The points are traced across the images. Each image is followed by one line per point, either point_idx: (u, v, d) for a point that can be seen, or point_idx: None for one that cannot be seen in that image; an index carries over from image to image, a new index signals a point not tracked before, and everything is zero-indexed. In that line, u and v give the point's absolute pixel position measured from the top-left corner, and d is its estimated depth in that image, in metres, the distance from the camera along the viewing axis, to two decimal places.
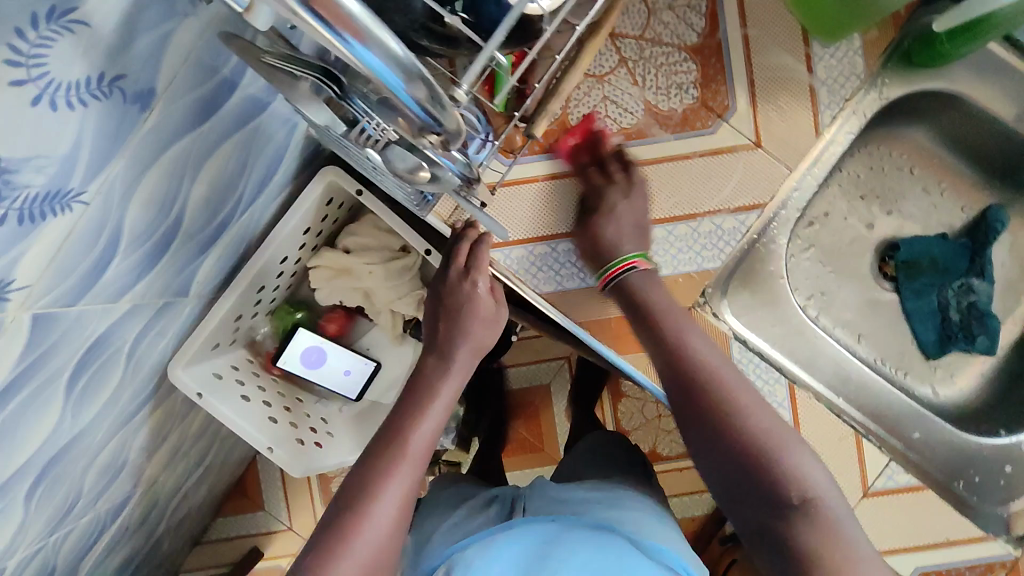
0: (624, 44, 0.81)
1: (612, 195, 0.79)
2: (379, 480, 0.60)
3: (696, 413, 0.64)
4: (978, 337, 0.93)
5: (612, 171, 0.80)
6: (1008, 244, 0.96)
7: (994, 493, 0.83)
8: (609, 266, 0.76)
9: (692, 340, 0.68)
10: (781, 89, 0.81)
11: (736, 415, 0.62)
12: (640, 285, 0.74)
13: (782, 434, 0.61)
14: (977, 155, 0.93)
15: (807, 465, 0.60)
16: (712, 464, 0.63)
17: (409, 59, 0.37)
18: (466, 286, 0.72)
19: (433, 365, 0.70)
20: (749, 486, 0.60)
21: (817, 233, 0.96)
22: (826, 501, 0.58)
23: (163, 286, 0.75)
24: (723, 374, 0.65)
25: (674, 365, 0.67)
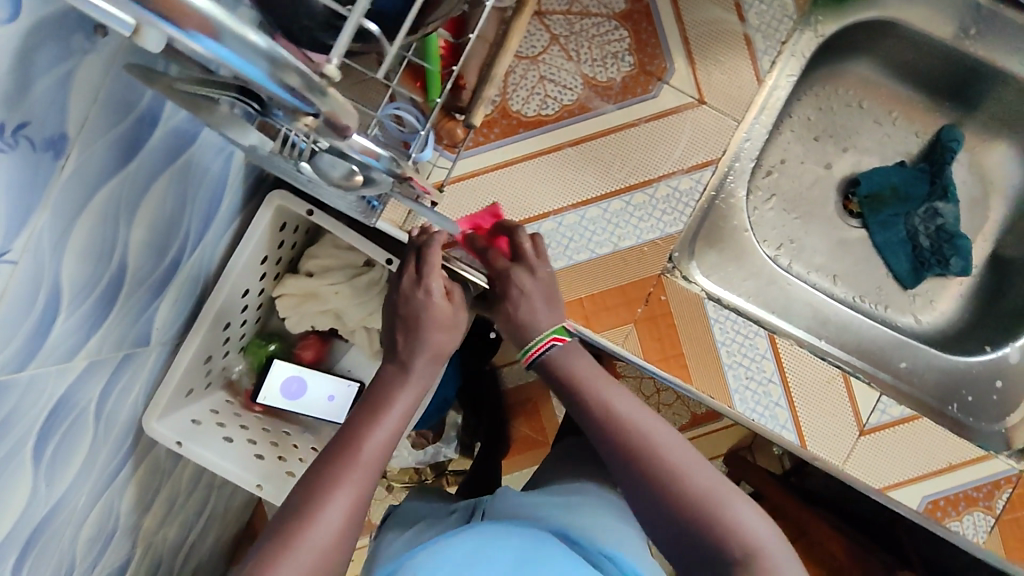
0: (553, 22, 0.80)
1: (519, 273, 0.72)
2: (326, 490, 0.58)
3: (634, 480, 0.60)
4: (952, 260, 0.92)
5: (519, 248, 0.73)
6: (966, 163, 0.96)
7: (989, 410, 0.83)
8: (528, 347, 0.70)
9: (619, 403, 0.64)
10: (717, 42, 0.80)
11: (674, 479, 0.59)
12: (556, 353, 0.69)
13: (722, 491, 0.58)
14: (922, 79, 0.93)
15: (749, 519, 0.57)
16: (659, 531, 0.59)
17: (276, 51, 0.29)
18: (420, 294, 0.70)
19: (393, 374, 0.69)
20: (694, 553, 0.57)
21: (777, 181, 0.96)
22: (773, 554, 0.55)
23: (120, 338, 0.72)
24: (657, 440, 0.61)
25: (604, 433, 0.63)
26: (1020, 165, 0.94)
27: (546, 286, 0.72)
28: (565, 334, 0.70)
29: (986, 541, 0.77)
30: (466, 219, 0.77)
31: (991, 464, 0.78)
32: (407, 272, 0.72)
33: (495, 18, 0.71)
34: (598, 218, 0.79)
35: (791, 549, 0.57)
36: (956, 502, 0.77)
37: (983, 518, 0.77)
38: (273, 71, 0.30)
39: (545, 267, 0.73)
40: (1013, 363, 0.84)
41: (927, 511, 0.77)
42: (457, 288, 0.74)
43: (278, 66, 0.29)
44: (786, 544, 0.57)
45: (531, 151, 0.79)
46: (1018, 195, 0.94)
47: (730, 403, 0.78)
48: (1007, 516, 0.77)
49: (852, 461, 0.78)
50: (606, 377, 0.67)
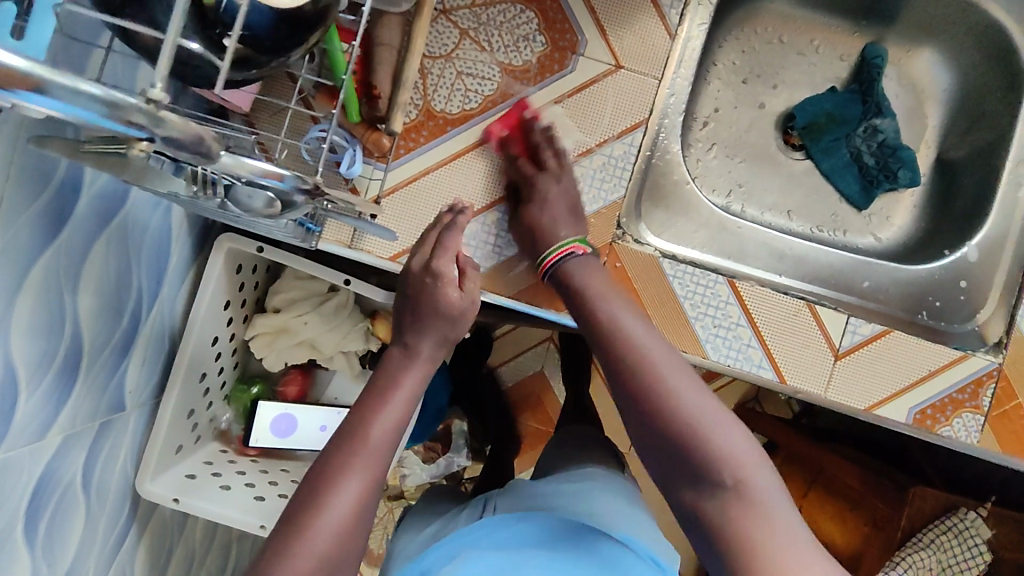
0: (459, 17, 0.80)
1: (544, 182, 0.78)
2: (336, 476, 0.58)
3: (629, 397, 0.60)
4: (899, 172, 0.93)
5: (544, 162, 0.79)
6: (895, 76, 0.96)
7: (959, 310, 0.83)
8: (546, 253, 0.74)
9: (625, 320, 0.65)
10: (621, 5, 0.80)
11: (665, 398, 0.58)
12: (576, 271, 0.72)
13: (711, 417, 0.57)
14: (835, 2, 0.93)
15: (735, 443, 0.56)
16: (651, 451, 0.59)
17: (114, 95, 0.29)
18: (428, 278, 0.70)
19: (398, 356, 0.69)
20: (681, 468, 0.57)
21: (714, 131, 0.96)
22: (755, 478, 0.54)
23: (93, 408, 0.73)
24: (653, 357, 0.61)
25: (605, 348, 0.64)
26: (946, 67, 0.93)
27: (567, 195, 0.79)
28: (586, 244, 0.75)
29: (979, 440, 0.79)
30: (495, 122, 0.80)
31: (971, 363, 0.80)
32: (419, 257, 0.73)
33: (396, 24, 0.71)
34: None
35: (778, 476, 0.56)
36: (943, 408, 0.79)
37: (973, 418, 0.79)
38: (115, 115, 0.29)
39: (568, 176, 0.80)
40: (973, 261, 0.84)
41: (916, 421, 0.79)
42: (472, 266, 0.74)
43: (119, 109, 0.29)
44: (774, 473, 0.56)
45: (462, 146, 0.80)
46: (950, 98, 0.94)
47: (702, 353, 0.79)
48: (995, 412, 0.79)
49: (832, 387, 0.79)
50: (619, 299, 0.68)
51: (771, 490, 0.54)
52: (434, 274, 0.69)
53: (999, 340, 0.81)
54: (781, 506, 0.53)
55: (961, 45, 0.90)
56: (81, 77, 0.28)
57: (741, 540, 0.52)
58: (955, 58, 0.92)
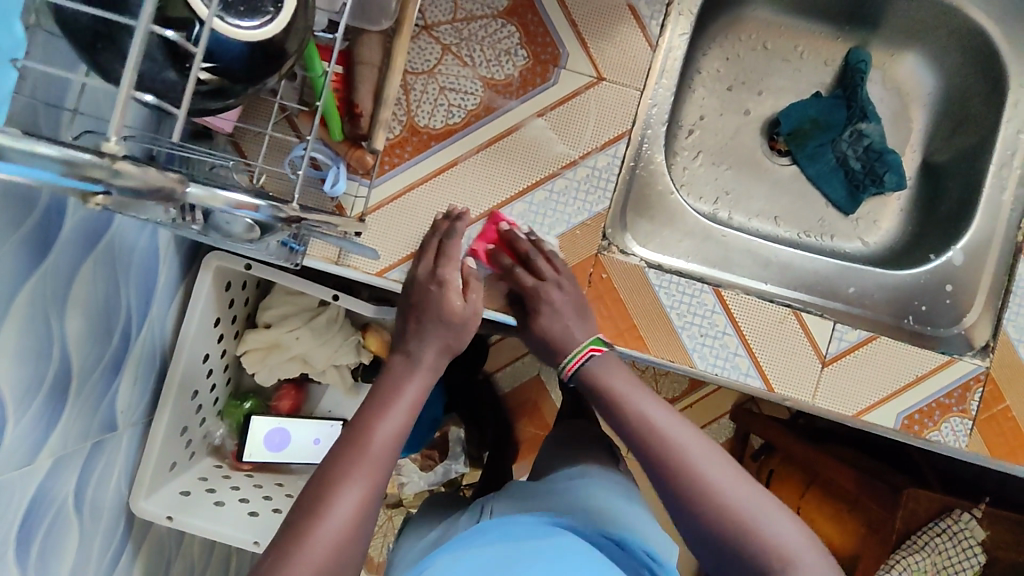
0: (441, 33, 0.80)
1: (547, 289, 0.75)
2: (337, 484, 0.56)
3: (674, 499, 0.59)
4: (885, 176, 0.92)
5: (538, 270, 0.75)
6: (880, 80, 0.95)
7: (946, 313, 0.83)
8: (564, 361, 0.72)
9: (654, 414, 0.64)
10: (601, 18, 0.80)
11: (712, 498, 0.57)
12: (597, 367, 0.69)
13: (755, 505, 0.57)
14: (818, 8, 0.93)
15: (784, 531, 0.56)
16: (703, 552, 0.58)
17: (71, 154, 0.29)
18: (434, 286, 0.71)
19: (400, 365, 0.68)
20: (735, 564, 0.56)
21: (700, 138, 0.96)
22: (805, 561, 0.55)
23: (84, 430, 0.73)
24: (689, 451, 0.60)
25: (641, 449, 0.63)
26: (930, 70, 0.93)
27: (573, 295, 0.76)
28: (601, 343, 0.72)
29: (967, 444, 0.79)
30: (475, 243, 0.79)
31: (957, 367, 0.80)
32: (423, 266, 0.73)
33: (376, 42, 0.71)
34: (525, 212, 0.80)
35: (833, 561, 0.56)
36: (930, 413, 0.79)
37: (961, 422, 0.79)
38: (74, 173, 0.30)
39: (567, 278, 0.77)
40: (959, 265, 0.83)
41: (905, 427, 0.79)
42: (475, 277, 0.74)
43: (77, 168, 0.29)
44: (828, 559, 0.56)
45: (446, 160, 0.80)
46: (935, 101, 0.94)
47: (690, 362, 0.79)
48: (983, 415, 0.79)
49: (820, 393, 0.79)
50: (647, 392, 0.66)
51: (822, 570, 0.54)
52: (438, 280, 0.70)
53: (986, 344, 0.81)
54: None
55: (944, 48, 0.90)
56: (37, 139, 0.28)
57: None
58: (939, 61, 0.91)
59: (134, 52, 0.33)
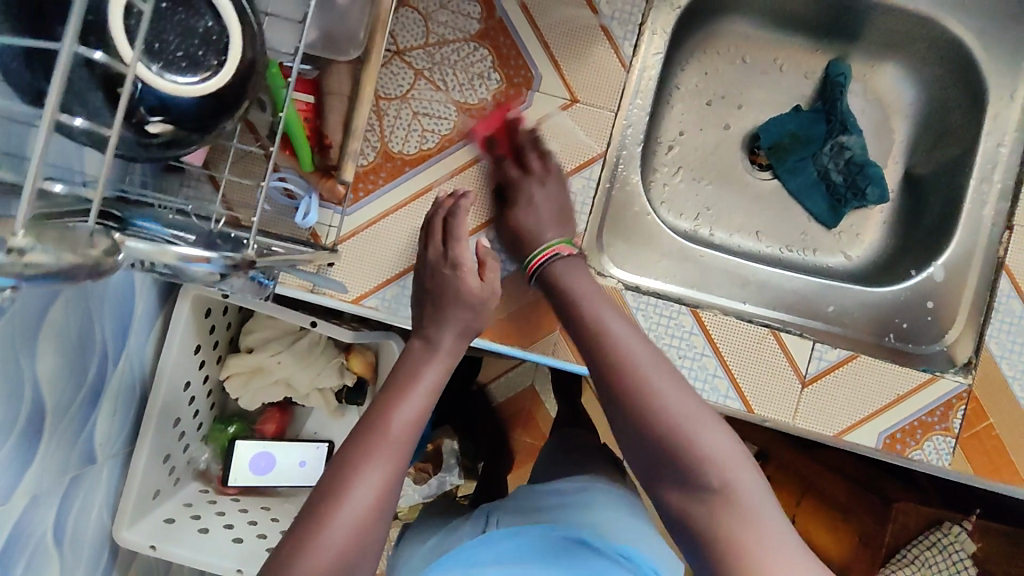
0: (414, 57, 0.79)
1: (529, 185, 0.78)
2: (357, 464, 0.58)
3: (611, 397, 0.60)
4: (868, 189, 0.91)
5: (528, 165, 0.79)
6: (861, 92, 0.94)
7: (928, 330, 0.83)
8: (531, 257, 0.76)
9: (610, 324, 0.65)
10: (573, 39, 0.79)
11: (649, 400, 0.57)
12: (560, 275, 0.72)
13: (695, 416, 0.57)
14: (796, 22, 0.91)
15: (718, 444, 0.55)
16: (639, 458, 0.58)
17: None
18: (448, 269, 0.73)
19: (419, 351, 0.69)
20: (663, 467, 0.56)
21: (680, 154, 0.95)
22: (736, 477, 0.53)
23: (62, 465, 0.73)
24: (635, 356, 0.61)
25: (591, 349, 0.64)
26: (910, 83, 0.92)
27: (553, 198, 0.79)
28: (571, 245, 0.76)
29: (951, 462, 0.78)
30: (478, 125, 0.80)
31: (940, 385, 0.79)
32: (433, 246, 0.75)
33: (346, 71, 0.71)
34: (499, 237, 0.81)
35: (765, 479, 0.55)
36: (912, 431, 0.79)
37: (944, 440, 0.79)
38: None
39: (556, 180, 0.80)
40: (940, 281, 0.83)
41: (887, 446, 0.79)
42: (490, 259, 0.77)
43: None
44: (761, 476, 0.55)
45: (422, 186, 0.80)
46: (917, 113, 0.93)
47: None
48: (966, 434, 0.78)
49: (801, 414, 0.79)
50: (606, 304, 0.68)
51: (754, 492, 0.53)
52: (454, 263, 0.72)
53: (968, 360, 0.80)
54: (769, 510, 0.52)
55: (924, 60, 0.89)
56: None
57: (719, 539, 0.51)
58: (918, 74, 0.90)
59: (43, 129, 0.30)
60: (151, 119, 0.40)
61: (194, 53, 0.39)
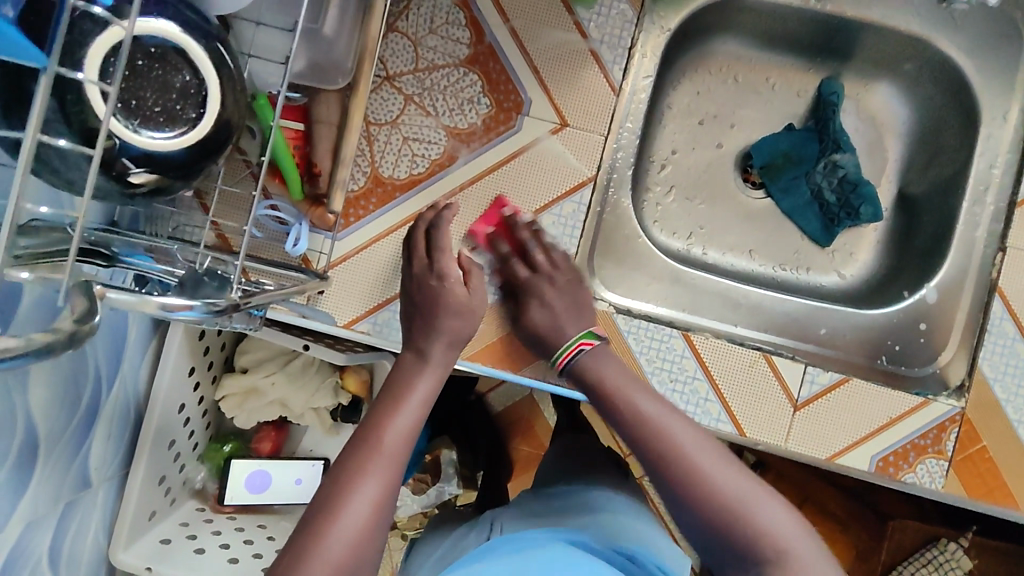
0: (404, 83, 0.79)
1: (539, 284, 0.76)
2: (353, 479, 0.58)
3: (666, 484, 0.60)
4: (861, 208, 0.91)
5: (534, 262, 0.77)
6: (853, 110, 0.93)
7: (921, 353, 0.82)
8: (556, 355, 0.73)
9: (646, 406, 0.64)
10: (562, 64, 0.79)
11: (699, 483, 0.59)
12: (587, 363, 0.70)
13: (750, 494, 0.58)
14: (787, 41, 0.91)
15: (778, 520, 0.57)
16: (695, 537, 0.60)
17: None
18: (433, 280, 0.73)
19: (412, 362, 0.70)
20: (727, 550, 0.58)
21: (673, 174, 0.95)
22: (798, 549, 0.56)
23: (57, 491, 0.73)
24: (682, 439, 0.61)
25: (629, 432, 0.64)
26: (903, 102, 0.91)
27: (568, 293, 0.76)
28: (592, 338, 0.73)
29: (944, 484, 0.78)
30: (476, 225, 0.80)
31: (932, 409, 0.79)
32: (417, 257, 0.75)
33: (334, 101, 0.71)
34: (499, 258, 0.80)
35: (816, 539, 0.58)
36: (905, 454, 0.78)
37: (937, 463, 0.78)
38: None
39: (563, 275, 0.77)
40: (933, 303, 0.82)
41: (879, 469, 0.79)
42: (474, 267, 0.78)
43: None
44: (812, 538, 0.58)
45: (412, 211, 0.80)
46: (910, 131, 0.92)
47: None
48: (959, 457, 0.78)
49: (793, 437, 0.79)
50: (636, 384, 0.67)
51: (813, 558, 0.56)
52: (438, 274, 0.73)
53: (961, 384, 0.80)
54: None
55: (917, 79, 0.88)
56: None
57: None
58: (911, 93, 0.90)
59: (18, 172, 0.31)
60: (134, 170, 0.40)
61: (172, 107, 0.40)
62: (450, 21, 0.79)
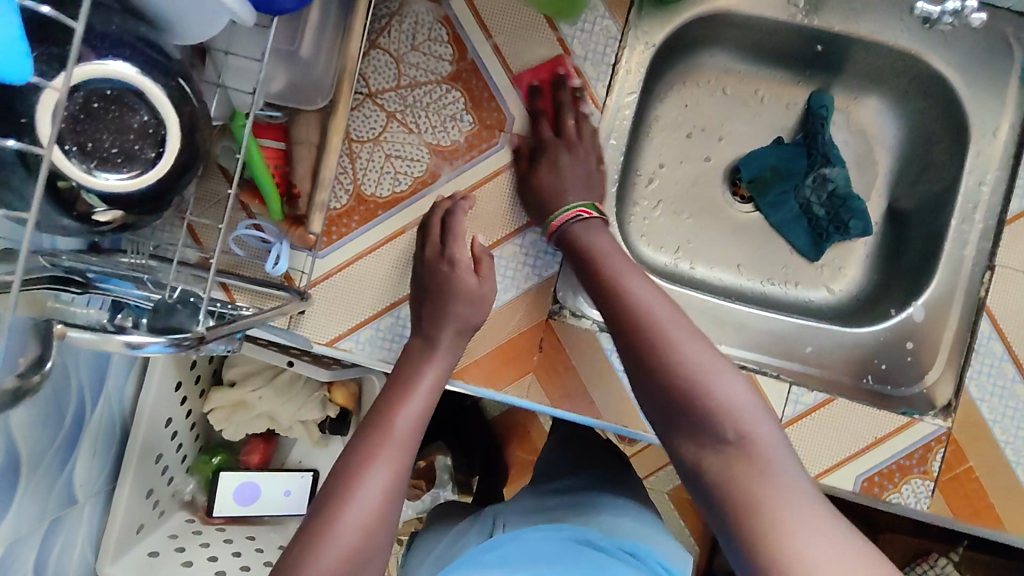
0: (386, 100, 0.78)
1: (557, 149, 0.79)
2: (365, 461, 0.62)
3: (632, 350, 0.63)
4: (850, 223, 0.90)
5: (563, 125, 0.79)
6: (843, 123, 0.93)
7: (908, 372, 0.82)
8: (552, 219, 0.76)
9: (632, 285, 0.68)
10: (546, 81, 0.79)
11: (667, 349, 0.60)
12: (585, 241, 0.75)
13: (714, 367, 0.58)
14: (776, 55, 0.90)
15: (738, 396, 0.56)
16: (653, 405, 0.61)
17: None
18: (444, 266, 0.75)
19: (420, 348, 0.75)
20: (682, 420, 0.57)
21: (660, 188, 0.94)
22: (759, 429, 0.55)
23: (41, 508, 0.74)
24: (656, 314, 0.64)
25: (613, 309, 0.67)
26: (892, 116, 0.91)
27: (583, 163, 0.80)
28: (592, 208, 0.78)
29: (930, 505, 0.77)
30: (525, 73, 0.79)
31: (918, 429, 0.78)
32: (430, 244, 0.77)
33: (314, 121, 0.71)
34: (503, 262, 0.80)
35: (781, 429, 0.56)
36: (890, 475, 0.78)
37: (922, 484, 0.78)
38: None
39: (585, 146, 0.81)
40: (919, 322, 0.81)
41: (864, 489, 0.78)
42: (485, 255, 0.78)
43: None
44: (779, 428, 0.56)
45: (394, 229, 0.79)
46: (899, 145, 0.91)
47: (638, 425, 0.80)
48: (945, 477, 0.77)
49: None
50: (628, 268, 0.71)
51: (775, 443, 0.54)
52: (449, 261, 0.74)
53: (948, 403, 0.79)
54: (790, 461, 0.53)
55: (905, 93, 0.88)
56: None
57: (742, 490, 0.51)
58: (901, 106, 0.89)
59: None
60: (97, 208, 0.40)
61: (129, 148, 0.40)
62: (433, 37, 0.78)
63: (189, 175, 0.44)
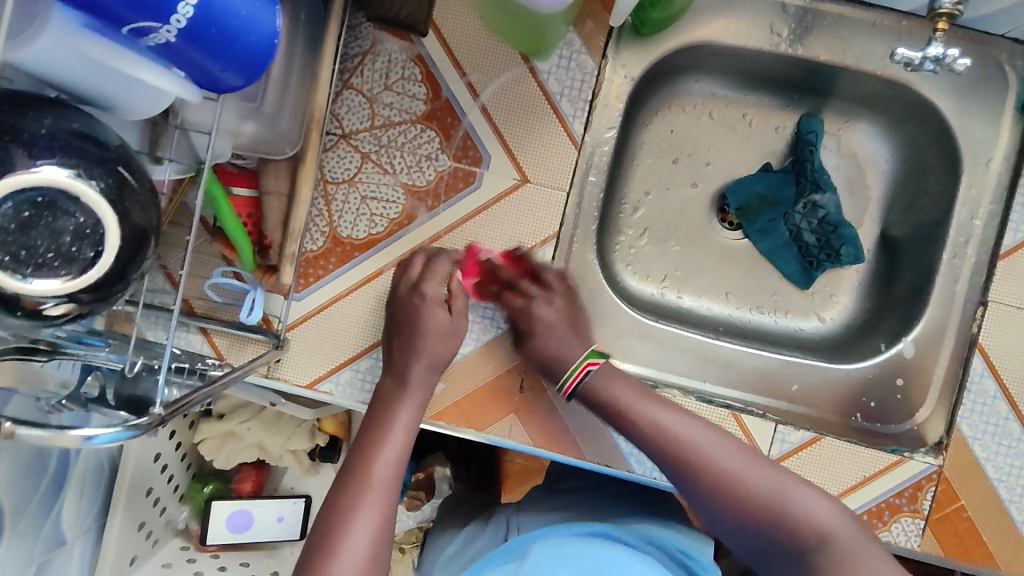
0: (360, 141, 0.77)
1: (537, 309, 0.77)
2: (346, 512, 0.59)
3: (698, 491, 0.66)
4: (842, 251, 0.87)
5: (526, 289, 0.78)
6: (835, 147, 0.90)
7: (896, 410, 0.80)
8: (564, 378, 0.75)
9: (665, 420, 0.69)
10: (522, 117, 0.77)
11: (736, 486, 0.64)
12: (601, 388, 0.74)
13: (782, 485, 0.64)
14: (762, 80, 0.88)
15: (813, 508, 0.62)
16: (737, 537, 0.65)
17: None
18: (416, 300, 0.73)
19: (391, 387, 0.72)
20: (770, 543, 0.63)
21: (646, 216, 0.91)
22: (838, 529, 0.61)
23: (28, 554, 0.75)
24: (709, 448, 0.67)
25: (661, 455, 0.68)
26: (884, 141, 0.88)
27: (562, 311, 0.78)
28: (596, 356, 0.76)
29: (920, 544, 0.76)
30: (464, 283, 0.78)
31: (908, 467, 0.77)
32: (408, 278, 0.75)
33: (283, 170, 0.72)
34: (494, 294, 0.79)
35: (856, 521, 0.63)
36: (880, 513, 0.76)
37: (913, 522, 0.76)
38: None
39: (559, 295, 0.79)
40: (909, 358, 0.80)
41: None
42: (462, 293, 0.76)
43: None
44: (853, 521, 0.63)
45: (371, 270, 0.78)
46: (892, 170, 0.89)
47: (620, 463, 0.79)
48: (936, 516, 0.76)
49: None
50: (650, 398, 0.72)
51: (856, 536, 0.61)
52: (421, 295, 0.73)
53: (939, 441, 0.78)
54: (876, 554, 0.60)
55: (897, 119, 0.85)
56: None
57: None
58: (894, 132, 0.87)
59: None
60: (43, 305, 0.41)
61: (66, 249, 0.40)
62: (406, 76, 0.77)
63: (139, 260, 0.45)
